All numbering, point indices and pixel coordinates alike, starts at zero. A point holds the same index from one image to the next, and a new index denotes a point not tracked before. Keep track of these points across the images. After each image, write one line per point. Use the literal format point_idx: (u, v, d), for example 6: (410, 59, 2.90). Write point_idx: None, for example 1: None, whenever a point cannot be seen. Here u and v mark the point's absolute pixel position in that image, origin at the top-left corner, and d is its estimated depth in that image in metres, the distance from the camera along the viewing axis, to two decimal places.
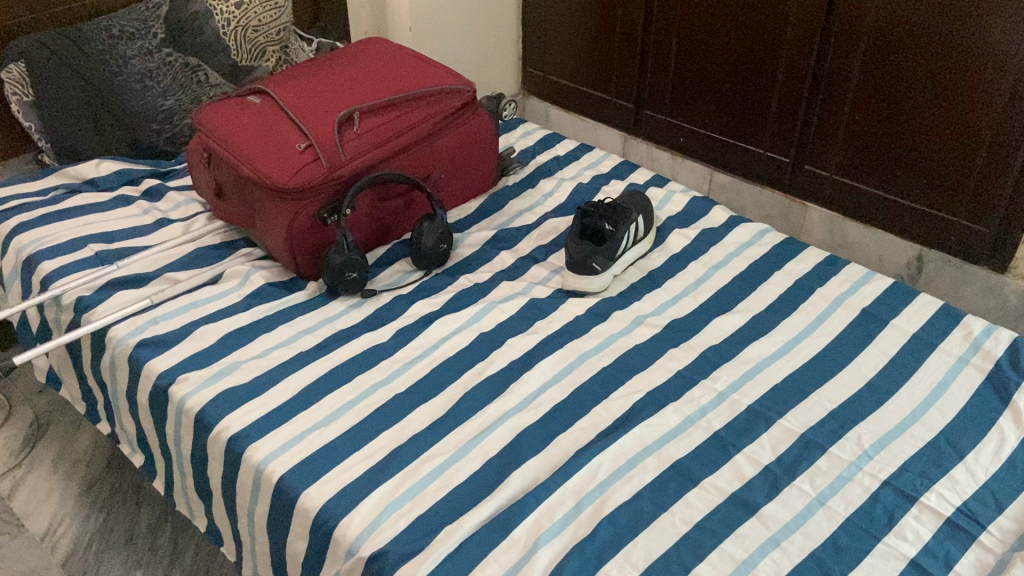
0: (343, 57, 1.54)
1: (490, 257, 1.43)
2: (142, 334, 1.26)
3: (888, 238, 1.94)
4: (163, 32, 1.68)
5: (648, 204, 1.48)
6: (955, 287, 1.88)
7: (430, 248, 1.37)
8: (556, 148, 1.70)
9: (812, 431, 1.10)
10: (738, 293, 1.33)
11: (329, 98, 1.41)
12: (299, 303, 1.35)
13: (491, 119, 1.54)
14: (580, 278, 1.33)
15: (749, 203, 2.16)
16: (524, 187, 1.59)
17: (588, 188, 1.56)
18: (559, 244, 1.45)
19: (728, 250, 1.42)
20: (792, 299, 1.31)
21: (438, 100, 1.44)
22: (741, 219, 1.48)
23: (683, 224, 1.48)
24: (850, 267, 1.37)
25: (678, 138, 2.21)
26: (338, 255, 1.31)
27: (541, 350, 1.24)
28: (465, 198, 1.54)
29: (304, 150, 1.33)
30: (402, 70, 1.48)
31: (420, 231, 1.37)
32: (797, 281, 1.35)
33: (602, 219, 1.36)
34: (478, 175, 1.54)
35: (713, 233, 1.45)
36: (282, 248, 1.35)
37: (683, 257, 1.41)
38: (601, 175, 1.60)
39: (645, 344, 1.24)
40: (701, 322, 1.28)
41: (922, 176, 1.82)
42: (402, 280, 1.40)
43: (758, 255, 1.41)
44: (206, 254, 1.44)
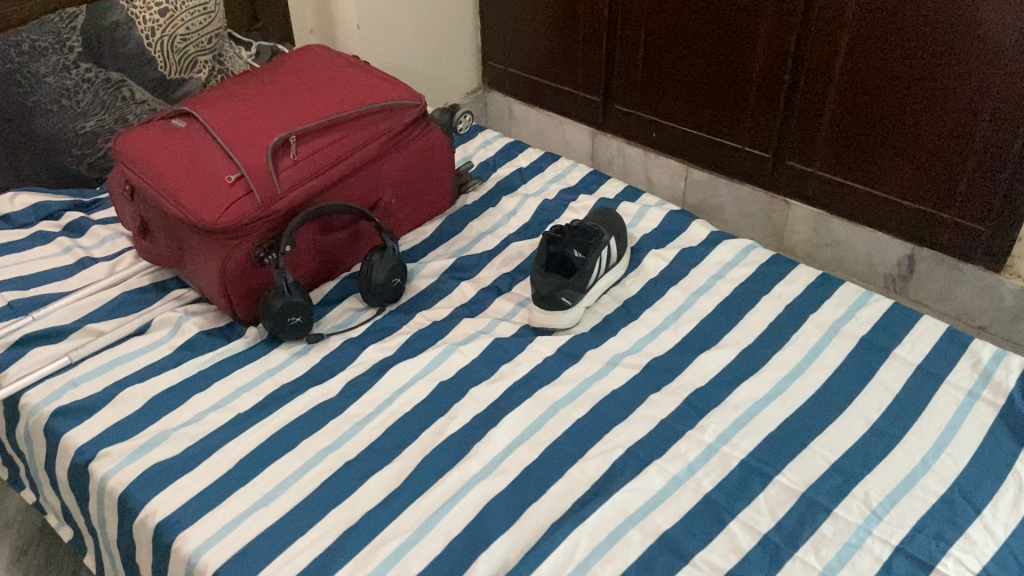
0: (278, 73, 1.39)
1: (449, 289, 1.30)
2: (59, 400, 1.12)
3: (877, 236, 1.83)
4: (80, 44, 1.50)
5: (621, 223, 1.35)
6: (949, 287, 1.78)
7: (382, 283, 1.24)
8: (518, 158, 1.56)
9: (812, 489, 0.99)
10: (723, 324, 1.21)
11: (262, 121, 1.27)
12: (237, 353, 1.21)
13: (447, 132, 1.39)
14: (548, 314, 1.20)
15: (728, 201, 2.03)
16: (486, 205, 1.45)
17: (555, 205, 1.43)
18: (525, 272, 1.32)
19: (711, 272, 1.29)
20: (782, 329, 1.19)
21: (385, 117, 1.29)
22: (723, 236, 1.35)
23: (661, 242, 1.35)
24: (843, 288, 1.25)
25: (650, 134, 2.08)
26: (277, 299, 1.17)
27: (509, 400, 1.11)
28: (420, 221, 1.40)
29: (235, 182, 1.19)
30: (343, 85, 1.33)
31: (370, 266, 1.24)
32: (787, 307, 1.23)
33: (571, 244, 1.23)
34: (433, 196, 1.40)
35: (693, 253, 1.33)
36: (216, 293, 1.22)
37: (661, 283, 1.28)
38: (569, 189, 1.47)
39: (624, 388, 1.12)
40: (684, 360, 1.16)
41: (911, 171, 1.71)
42: (352, 320, 1.26)
43: (743, 277, 1.28)
44: (133, 298, 1.29)
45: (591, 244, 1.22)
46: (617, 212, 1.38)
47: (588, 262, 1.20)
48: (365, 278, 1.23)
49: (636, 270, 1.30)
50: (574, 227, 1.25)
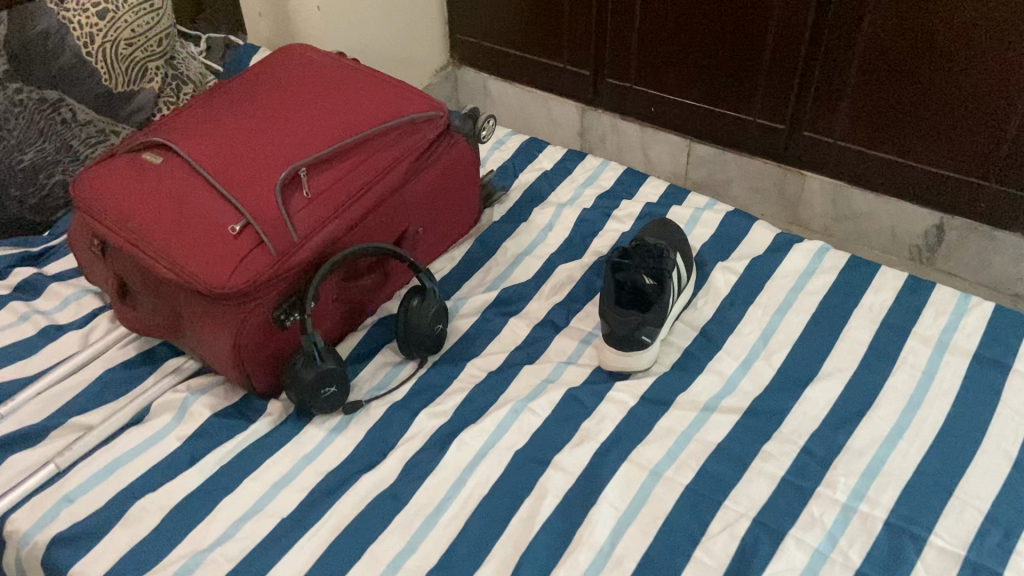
0: (263, 81, 1.17)
1: (496, 330, 1.12)
2: (55, 524, 0.91)
3: (902, 206, 1.73)
4: (5, 60, 1.24)
5: (681, 235, 1.19)
6: (982, 255, 1.70)
7: (425, 331, 1.06)
8: (539, 159, 1.37)
9: (974, 550, 0.86)
10: (820, 347, 1.07)
11: (259, 147, 1.05)
12: (263, 437, 1.01)
13: (472, 144, 1.20)
14: (626, 355, 1.03)
15: (736, 175, 1.90)
16: (516, 220, 1.27)
17: (595, 215, 1.26)
18: (580, 301, 1.15)
19: (789, 285, 1.15)
20: (885, 349, 1.06)
21: (405, 134, 1.10)
22: (790, 240, 1.21)
23: (724, 252, 1.20)
24: (937, 292, 1.12)
25: (649, 108, 1.92)
26: (308, 370, 0.98)
27: (602, 468, 0.95)
28: (447, 244, 1.21)
29: (240, 233, 0.97)
30: (349, 96, 1.13)
31: (409, 312, 1.05)
32: (883, 321, 1.09)
33: (640, 270, 1.07)
34: (460, 217, 1.21)
35: (764, 262, 1.18)
36: (227, 365, 1.01)
37: (737, 302, 1.13)
38: (605, 195, 1.29)
39: (730, 440, 0.97)
40: (788, 398, 1.01)
41: (943, 139, 1.60)
42: (391, 378, 1.08)
43: (826, 287, 1.14)
44: (121, 376, 1.07)
45: (664, 269, 1.05)
46: (672, 221, 1.22)
47: (664, 289, 1.04)
48: (404, 326, 1.05)
49: (705, 289, 1.15)
50: (637, 249, 1.08)
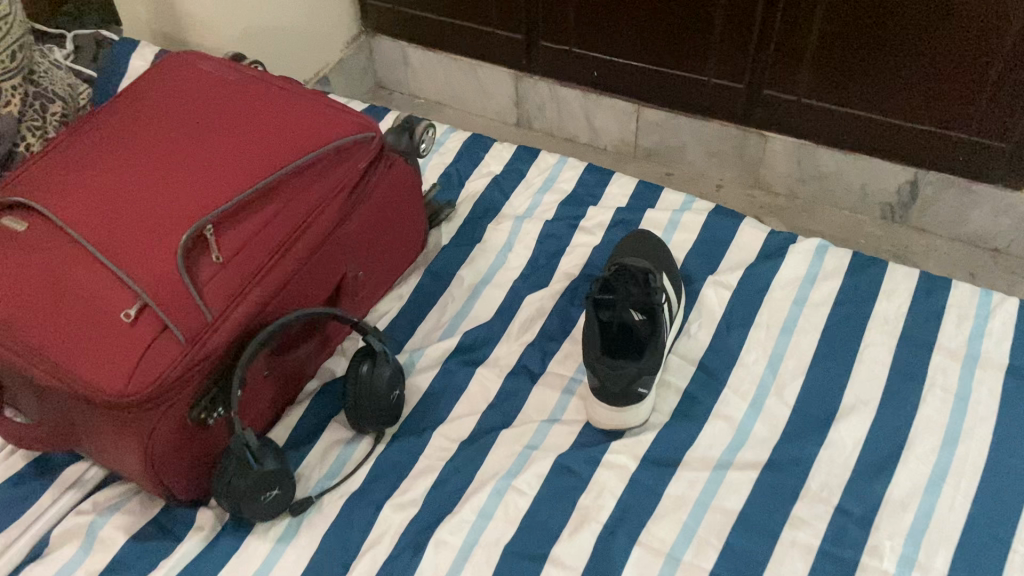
0: (145, 104, 0.94)
1: (463, 385, 0.95)
2: None
3: (873, 164, 1.58)
4: None
5: (664, 248, 1.02)
6: (958, 211, 1.57)
7: (381, 400, 0.88)
8: (485, 161, 1.19)
9: None
10: (836, 374, 0.93)
11: (148, 197, 0.84)
12: (195, 559, 0.82)
13: (412, 164, 1.01)
14: (622, 411, 0.87)
15: (691, 140, 1.73)
16: (468, 241, 1.08)
17: (560, 228, 1.09)
18: (556, 338, 0.98)
19: (791, 298, 1.00)
20: (908, 370, 0.93)
21: (332, 165, 0.91)
22: (784, 241, 1.06)
23: (713, 262, 1.04)
24: (954, 293, 1.00)
25: (592, 73, 1.73)
26: (242, 479, 0.79)
27: (611, 558, 0.80)
28: (391, 280, 1.03)
29: (138, 320, 0.77)
30: (255, 120, 0.92)
31: (360, 381, 0.88)
32: (901, 335, 0.96)
33: (626, 304, 0.90)
34: (404, 248, 1.03)
35: (760, 269, 1.03)
36: (141, 477, 0.82)
37: (735, 325, 0.98)
38: (567, 202, 1.12)
39: (753, 506, 0.84)
40: (810, 444, 0.88)
41: (917, 94, 1.44)
42: (343, 461, 0.90)
43: (832, 297, 1.00)
44: (9, 497, 0.87)
45: (654, 302, 0.89)
46: (650, 231, 1.05)
47: (658, 327, 0.88)
48: (354, 398, 0.88)
49: (697, 313, 1.00)
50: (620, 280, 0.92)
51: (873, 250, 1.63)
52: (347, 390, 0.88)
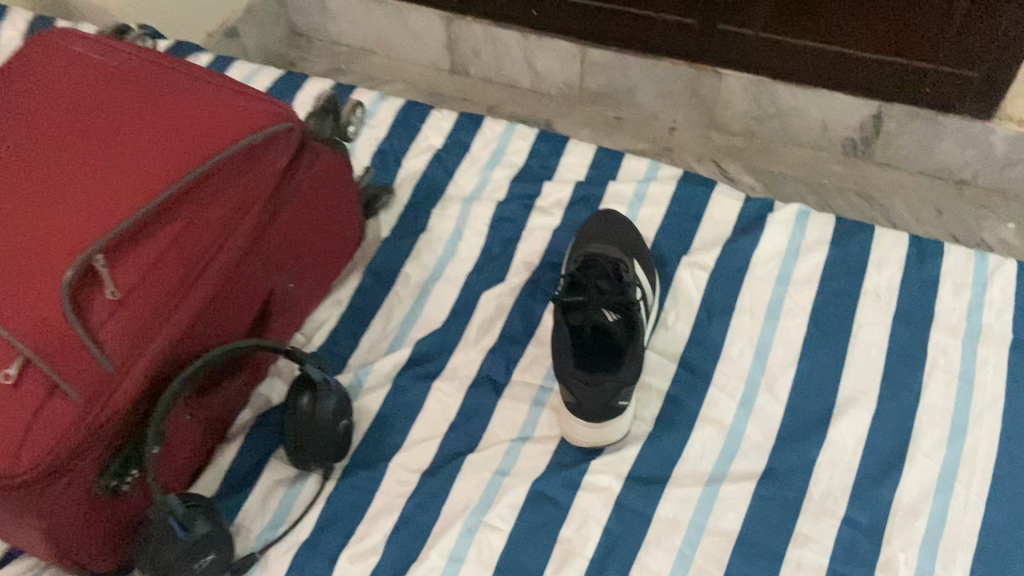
0: (5, 96, 0.76)
1: (419, 405, 0.84)
2: None
3: (834, 98, 1.39)
4: None
5: (634, 230, 0.91)
6: (924, 143, 1.38)
7: (326, 436, 0.77)
8: (423, 134, 1.05)
9: None
10: (830, 362, 0.85)
11: (18, 219, 0.67)
12: None
13: (341, 155, 0.88)
14: (602, 426, 0.78)
15: (640, 80, 1.52)
16: (412, 231, 0.96)
17: (514, 209, 0.97)
18: (520, 340, 0.87)
19: (774, 276, 0.91)
20: (907, 351, 0.85)
21: (246, 166, 0.76)
22: (761, 209, 0.96)
23: (686, 238, 0.94)
24: (948, 259, 0.91)
25: (528, 11, 1.51)
26: (168, 550, 0.67)
27: None
28: (324, 288, 0.90)
29: (20, 380, 0.63)
30: (147, 115, 0.76)
31: (299, 415, 0.76)
32: (896, 312, 0.88)
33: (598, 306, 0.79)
34: (337, 249, 0.90)
35: (740, 244, 0.92)
36: (46, 556, 0.69)
37: (717, 312, 0.88)
38: (519, 178, 1.00)
39: (752, 524, 0.76)
40: (809, 447, 0.79)
41: (881, 18, 1.24)
42: (288, 504, 0.79)
43: (819, 271, 0.91)
44: None
45: (629, 302, 0.78)
46: (615, 210, 0.94)
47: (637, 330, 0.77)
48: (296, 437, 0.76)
49: (674, 300, 0.90)
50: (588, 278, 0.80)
51: (838, 193, 1.42)
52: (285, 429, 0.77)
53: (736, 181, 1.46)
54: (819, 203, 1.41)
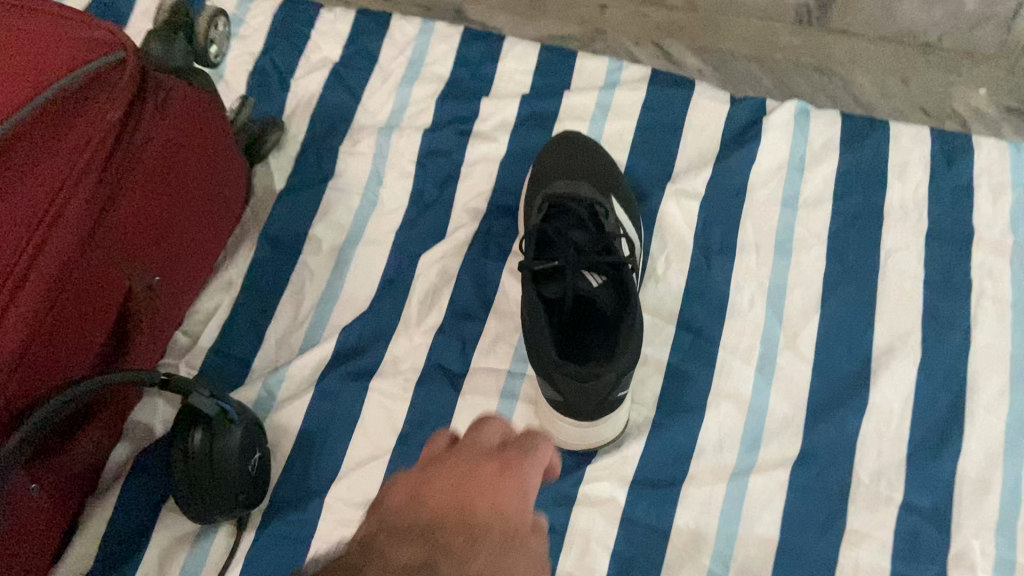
0: None
1: (355, 413, 0.65)
2: None
3: None
4: None
5: (608, 157, 0.72)
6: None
7: (234, 479, 0.58)
8: (315, 45, 0.81)
9: None
10: (860, 302, 0.68)
11: None
12: None
13: (206, 92, 0.64)
14: (593, 424, 0.60)
15: None
16: (317, 180, 0.75)
17: (446, 139, 0.75)
18: (475, 313, 0.68)
19: (779, 197, 0.73)
20: (947, 277, 0.69)
21: (62, 124, 0.51)
22: (752, 112, 0.77)
23: (665, 160, 0.75)
24: (984, 154, 0.74)
25: None
26: None
27: None
28: (199, 280, 0.68)
29: None
30: None
31: (193, 457, 0.57)
32: (928, 228, 0.71)
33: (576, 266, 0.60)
34: (212, 225, 0.67)
35: (732, 161, 0.74)
36: None
37: (715, 252, 0.71)
38: (448, 95, 0.78)
39: (793, 524, 0.61)
40: (848, 416, 0.64)
41: None
42: (195, 568, 0.60)
43: (832, 185, 0.73)
44: None
45: (616, 257, 0.60)
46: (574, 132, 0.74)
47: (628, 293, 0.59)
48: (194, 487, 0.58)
49: (659, 242, 0.72)
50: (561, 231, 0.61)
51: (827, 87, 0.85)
52: (177, 477, 0.58)
53: (676, 69, 0.87)
54: (773, 85, 0.85)
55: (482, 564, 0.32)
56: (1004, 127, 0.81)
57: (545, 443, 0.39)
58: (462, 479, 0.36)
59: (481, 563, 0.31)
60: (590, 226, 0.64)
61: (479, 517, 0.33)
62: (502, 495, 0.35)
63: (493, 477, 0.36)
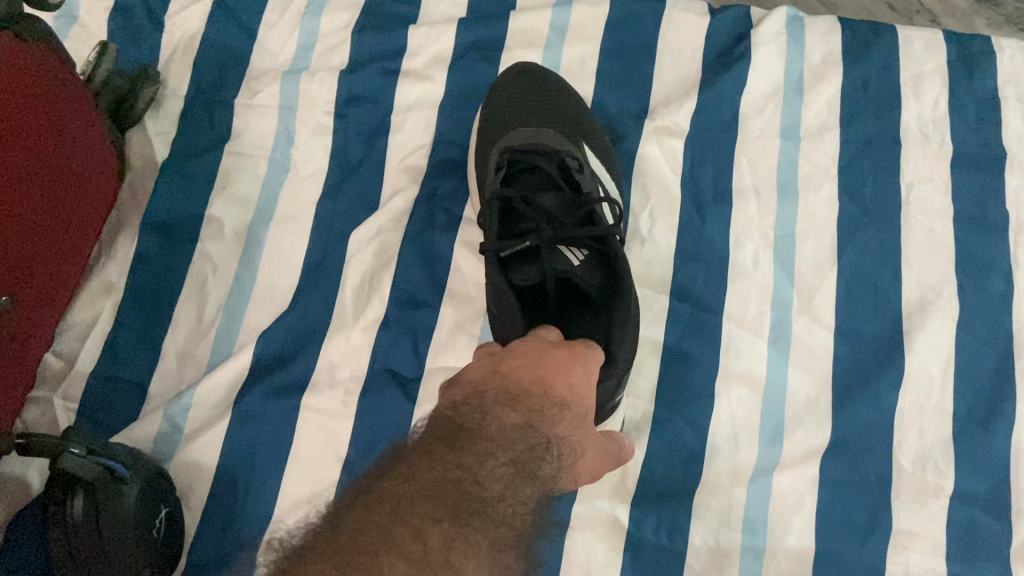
0: None
1: (285, 439, 0.52)
2: None
3: None
4: None
5: (573, 94, 0.59)
6: None
7: (136, 551, 0.44)
8: None
9: None
10: (882, 250, 0.57)
11: None
12: None
13: (46, 42, 0.49)
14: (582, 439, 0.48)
15: None
16: (212, 143, 0.60)
17: (370, 82, 0.61)
18: (426, 299, 0.55)
19: (777, 129, 0.61)
20: (979, 211, 0.58)
21: None
22: (736, 23, 0.64)
23: (638, 91, 0.62)
24: (1012, 54, 0.62)
25: None
26: None
27: None
28: (69, 288, 0.54)
29: None
30: None
31: (73, 533, 0.44)
32: (954, 152, 0.59)
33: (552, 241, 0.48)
34: (73, 223, 0.52)
35: (719, 87, 0.61)
36: None
37: (708, 200, 0.59)
38: (366, 26, 0.63)
39: (828, 528, 0.50)
40: (884, 389, 0.53)
41: None
42: None
43: (838, 107, 0.61)
44: None
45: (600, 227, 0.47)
46: (528, 64, 0.60)
47: (619, 270, 0.46)
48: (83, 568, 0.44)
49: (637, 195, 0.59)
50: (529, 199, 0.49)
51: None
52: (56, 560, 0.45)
53: None
54: None
55: (565, 427, 0.41)
56: (976, 19, 0.73)
57: (597, 344, 0.45)
58: (541, 364, 0.41)
59: (565, 427, 0.41)
60: (563, 188, 0.51)
61: (558, 392, 0.40)
62: (571, 377, 0.41)
63: (564, 363, 0.41)
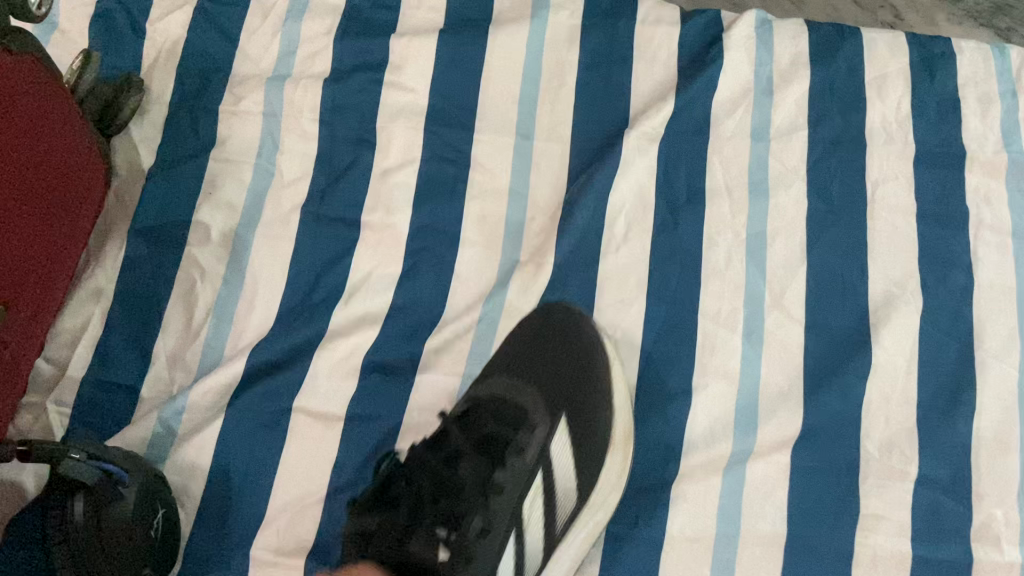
0: None
1: (278, 441, 0.53)
2: None
3: None
4: None
5: (593, 351, 0.54)
6: None
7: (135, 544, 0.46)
8: None
9: None
10: (849, 246, 0.60)
11: None
12: None
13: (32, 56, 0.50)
14: None
15: None
16: (197, 149, 0.61)
17: (353, 89, 0.62)
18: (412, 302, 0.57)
19: (747, 131, 0.63)
20: (939, 208, 0.60)
21: None
22: (707, 28, 0.66)
23: (613, 95, 0.64)
24: (969, 56, 0.65)
25: None
26: None
27: None
28: (58, 295, 0.54)
29: None
30: None
31: (75, 534, 0.46)
32: (916, 151, 0.62)
33: (446, 506, 0.49)
34: (64, 230, 0.53)
35: (692, 89, 0.63)
36: None
37: (682, 201, 0.61)
38: (347, 33, 0.64)
39: (801, 514, 0.53)
40: (851, 380, 0.56)
41: None
42: None
43: (806, 108, 0.64)
44: None
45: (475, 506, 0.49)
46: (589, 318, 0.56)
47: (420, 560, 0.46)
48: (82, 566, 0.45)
49: (610, 466, 0.53)
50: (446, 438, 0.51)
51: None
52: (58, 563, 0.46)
53: None
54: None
55: None
56: (938, 14, 0.76)
57: None
58: None
59: None
60: (492, 459, 0.51)
61: None
62: None
63: None
